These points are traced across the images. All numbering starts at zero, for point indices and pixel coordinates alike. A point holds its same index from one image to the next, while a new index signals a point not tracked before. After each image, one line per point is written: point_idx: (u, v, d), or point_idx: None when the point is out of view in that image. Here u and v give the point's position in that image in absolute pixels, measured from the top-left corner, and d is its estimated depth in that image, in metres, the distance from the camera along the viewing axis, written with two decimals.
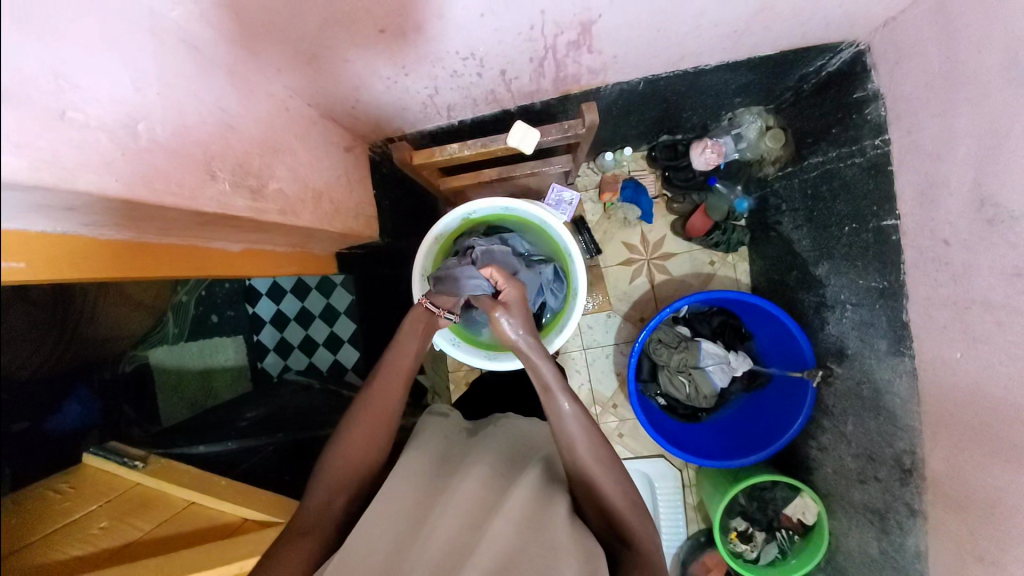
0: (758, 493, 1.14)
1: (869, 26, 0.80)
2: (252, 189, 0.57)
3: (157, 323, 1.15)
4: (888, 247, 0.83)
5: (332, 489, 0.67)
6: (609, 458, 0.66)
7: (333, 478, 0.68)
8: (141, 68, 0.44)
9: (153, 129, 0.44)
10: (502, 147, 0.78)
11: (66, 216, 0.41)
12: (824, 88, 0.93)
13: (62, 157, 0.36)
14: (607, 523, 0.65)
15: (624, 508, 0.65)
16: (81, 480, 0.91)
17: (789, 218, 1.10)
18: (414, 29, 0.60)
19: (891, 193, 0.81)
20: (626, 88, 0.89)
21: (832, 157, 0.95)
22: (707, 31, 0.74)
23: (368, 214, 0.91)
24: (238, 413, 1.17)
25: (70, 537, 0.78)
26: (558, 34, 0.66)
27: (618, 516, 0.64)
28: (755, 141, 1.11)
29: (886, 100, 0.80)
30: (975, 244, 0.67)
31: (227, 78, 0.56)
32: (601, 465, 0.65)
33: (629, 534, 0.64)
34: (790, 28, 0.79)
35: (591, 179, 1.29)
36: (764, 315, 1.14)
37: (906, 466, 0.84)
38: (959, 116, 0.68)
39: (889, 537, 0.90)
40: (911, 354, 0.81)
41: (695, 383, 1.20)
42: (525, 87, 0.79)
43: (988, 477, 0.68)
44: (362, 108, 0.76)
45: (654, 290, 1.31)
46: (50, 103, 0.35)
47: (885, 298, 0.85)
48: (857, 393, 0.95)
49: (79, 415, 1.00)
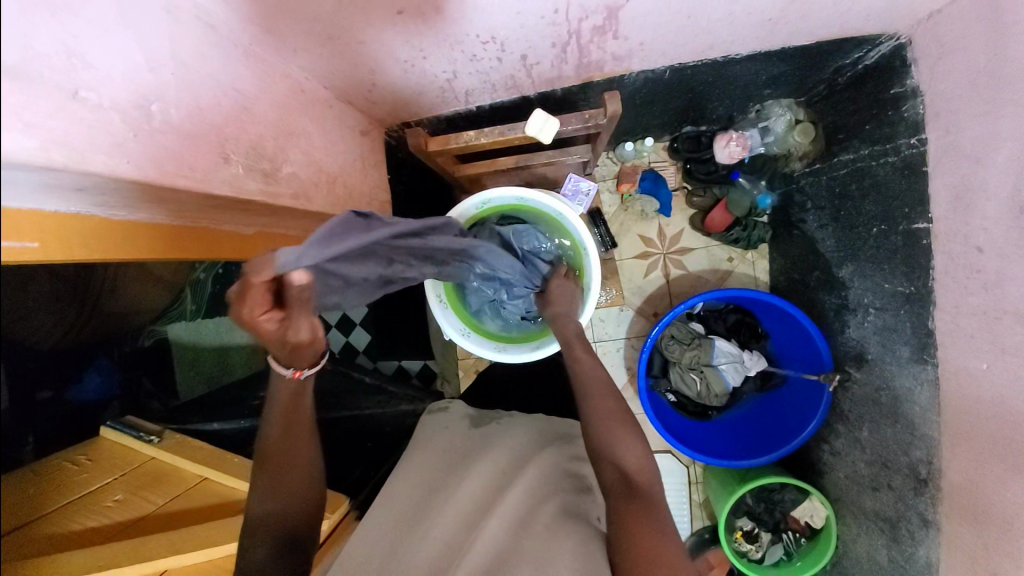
0: (766, 495, 1.12)
1: (910, 18, 0.76)
2: (265, 172, 0.57)
3: (176, 299, 1.15)
4: (918, 251, 0.80)
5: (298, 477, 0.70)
6: (620, 399, 0.69)
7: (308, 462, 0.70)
8: (156, 47, 0.43)
9: (166, 110, 0.43)
10: (520, 135, 0.76)
11: (77, 196, 0.41)
12: (859, 82, 0.89)
13: (74, 137, 0.35)
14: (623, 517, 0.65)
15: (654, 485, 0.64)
16: (99, 452, 0.93)
17: (814, 216, 1.07)
18: (432, 11, 0.58)
19: (925, 194, 0.78)
20: (650, 77, 0.86)
21: (863, 155, 0.91)
22: (738, 19, 0.71)
23: (382, 199, 0.90)
24: (251, 391, 1.19)
25: (86, 509, 0.80)
26: (582, 19, 0.64)
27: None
28: (783, 134, 1.06)
29: (926, 97, 0.77)
30: (1010, 252, 0.64)
31: (243, 58, 0.55)
32: (620, 399, 0.70)
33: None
34: (825, 19, 0.75)
35: (609, 169, 1.26)
36: (781, 315, 1.11)
37: (921, 476, 0.81)
38: (1003, 116, 0.64)
39: (899, 547, 0.88)
40: (934, 363, 0.78)
41: (707, 381, 1.18)
42: (546, 73, 0.77)
43: (1009, 494, 0.66)
44: (379, 91, 0.75)
45: (669, 285, 1.29)
46: (62, 82, 0.35)
47: (911, 304, 0.82)
48: (875, 399, 0.93)
49: (99, 387, 1.04)
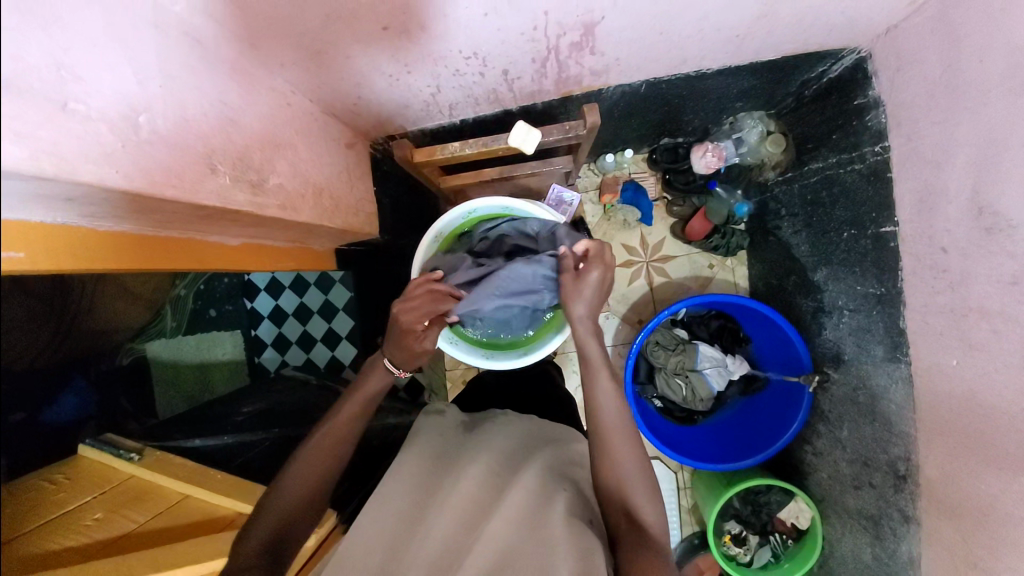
0: (753, 497, 1.14)
1: (870, 33, 0.80)
2: (252, 183, 0.57)
3: (155, 317, 1.16)
4: (886, 254, 0.83)
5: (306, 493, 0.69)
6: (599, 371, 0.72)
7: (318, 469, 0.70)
8: (144, 61, 0.44)
9: (154, 121, 0.44)
10: (503, 146, 0.78)
11: (66, 207, 0.41)
12: (826, 94, 0.93)
13: (64, 148, 0.36)
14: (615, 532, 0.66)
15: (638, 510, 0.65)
16: (77, 473, 0.91)
17: (788, 223, 1.10)
18: (417, 28, 0.60)
19: (890, 200, 0.81)
20: (628, 91, 0.90)
21: (831, 163, 0.95)
22: (708, 35, 0.75)
23: (368, 211, 0.91)
24: (235, 406, 1.18)
25: (64, 528, 0.77)
26: (561, 35, 0.67)
27: (614, 508, 0.66)
28: (756, 145, 1.09)
29: (887, 107, 0.81)
30: (973, 252, 0.67)
31: (230, 73, 0.56)
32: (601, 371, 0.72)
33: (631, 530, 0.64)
34: (791, 34, 0.79)
35: (591, 181, 1.29)
36: (762, 320, 1.14)
37: (900, 472, 0.84)
38: (958, 124, 0.68)
39: (882, 544, 0.90)
40: (907, 361, 0.81)
41: (692, 386, 1.20)
42: (527, 87, 0.79)
43: (983, 485, 0.68)
44: (364, 105, 0.76)
45: (652, 293, 1.32)
46: (52, 94, 0.35)
47: (882, 305, 0.85)
48: (852, 398, 0.96)
49: (75, 407, 1.01)
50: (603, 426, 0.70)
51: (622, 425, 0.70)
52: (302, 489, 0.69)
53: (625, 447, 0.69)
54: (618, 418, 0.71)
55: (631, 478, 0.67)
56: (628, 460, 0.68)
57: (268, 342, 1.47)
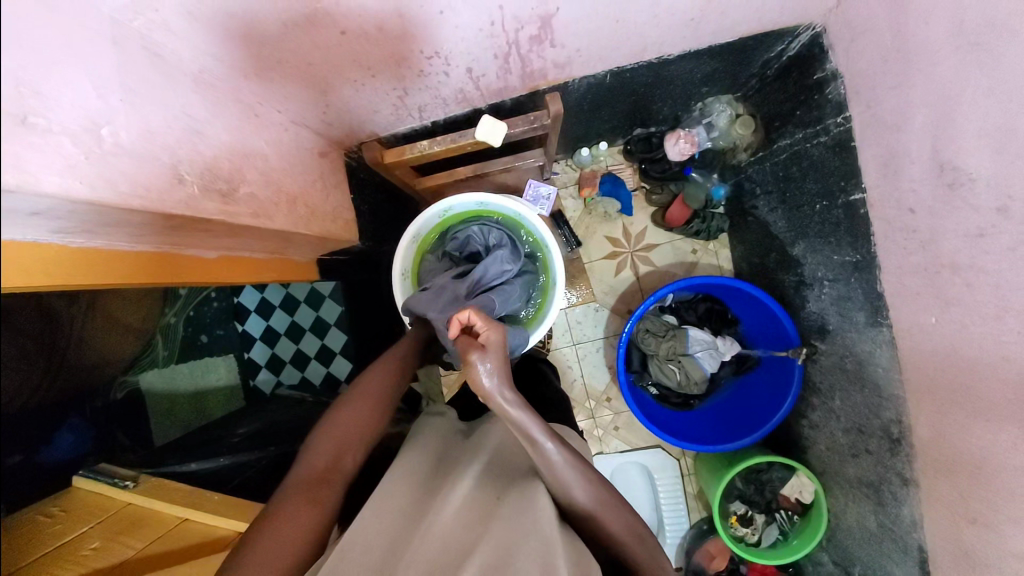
0: (754, 476, 1.14)
1: (822, 7, 0.83)
2: (222, 193, 0.58)
3: (147, 347, 1.18)
4: (859, 221, 0.85)
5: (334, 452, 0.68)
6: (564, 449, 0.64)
7: (338, 430, 0.70)
8: (106, 76, 0.45)
9: (118, 133, 0.45)
10: (470, 142, 0.79)
11: (33, 222, 0.42)
12: (786, 71, 0.96)
13: (25, 159, 0.37)
14: (614, 518, 0.66)
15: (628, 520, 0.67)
16: (72, 504, 0.90)
17: (764, 201, 1.12)
18: (377, 31, 0.61)
19: (856, 167, 0.83)
20: (593, 82, 0.91)
21: (798, 138, 0.97)
22: (663, 21, 0.77)
23: (346, 218, 0.92)
24: (230, 428, 1.18)
25: (63, 560, 0.75)
26: (519, 29, 0.68)
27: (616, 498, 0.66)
28: (726, 128, 1.12)
29: (846, 78, 0.83)
30: (939, 209, 0.69)
31: (193, 86, 0.57)
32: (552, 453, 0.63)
33: (626, 527, 0.66)
34: (744, 15, 0.82)
35: (570, 176, 1.30)
36: (748, 299, 1.15)
37: (894, 436, 0.84)
38: (912, 86, 0.70)
39: (885, 509, 0.90)
40: (889, 324, 0.82)
41: (685, 370, 1.21)
42: (493, 84, 0.81)
43: (972, 438, 0.69)
44: (334, 113, 0.77)
45: (639, 282, 1.33)
46: (12, 109, 0.36)
47: (860, 271, 0.87)
48: (841, 367, 0.96)
49: (73, 445, 1.00)
50: (567, 493, 0.65)
51: (588, 487, 0.65)
52: (331, 449, 0.69)
53: (594, 496, 0.65)
54: (583, 480, 0.65)
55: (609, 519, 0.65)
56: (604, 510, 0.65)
57: (262, 363, 1.41)
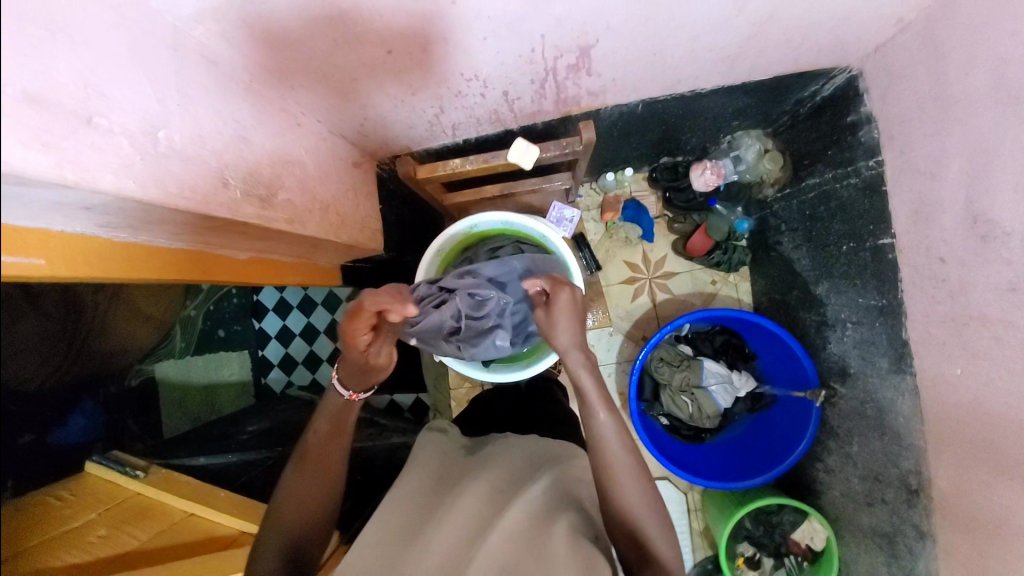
0: (765, 517, 1.10)
1: (859, 52, 0.83)
2: (262, 197, 0.60)
3: (166, 337, 1.17)
4: (886, 265, 0.84)
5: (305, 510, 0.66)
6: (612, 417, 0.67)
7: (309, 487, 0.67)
8: (164, 82, 0.47)
9: (172, 137, 0.47)
10: (502, 162, 0.80)
11: (83, 216, 0.43)
12: (819, 112, 0.96)
13: (86, 158, 0.38)
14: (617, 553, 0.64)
15: (648, 532, 0.64)
16: (81, 490, 0.90)
17: (789, 238, 1.11)
18: (421, 51, 0.63)
19: (886, 211, 0.82)
20: (625, 111, 0.93)
21: (828, 177, 0.96)
22: (700, 56, 0.78)
23: (373, 228, 0.94)
24: (240, 425, 1.19)
25: (66, 544, 0.77)
26: (558, 57, 0.70)
27: (629, 531, 0.65)
28: (754, 162, 1.11)
29: (879, 122, 0.83)
30: (970, 260, 0.68)
31: (242, 93, 0.60)
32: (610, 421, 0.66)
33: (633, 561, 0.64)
34: (781, 54, 0.82)
35: (593, 199, 1.31)
36: (767, 335, 1.14)
37: (912, 488, 0.82)
38: (949, 136, 0.70)
39: (898, 564, 0.87)
40: (912, 373, 0.80)
41: (698, 403, 1.19)
42: (527, 108, 0.82)
43: (995, 498, 0.67)
44: (371, 126, 0.80)
45: (656, 309, 1.32)
46: (78, 109, 0.38)
47: (885, 316, 0.85)
48: (861, 413, 0.94)
49: (84, 429, 1.00)
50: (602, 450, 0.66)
51: (626, 457, 0.65)
52: (304, 506, 0.66)
53: (626, 465, 0.65)
54: (622, 449, 0.66)
55: (637, 499, 0.65)
56: (633, 484, 0.65)
57: (274, 362, 1.47)
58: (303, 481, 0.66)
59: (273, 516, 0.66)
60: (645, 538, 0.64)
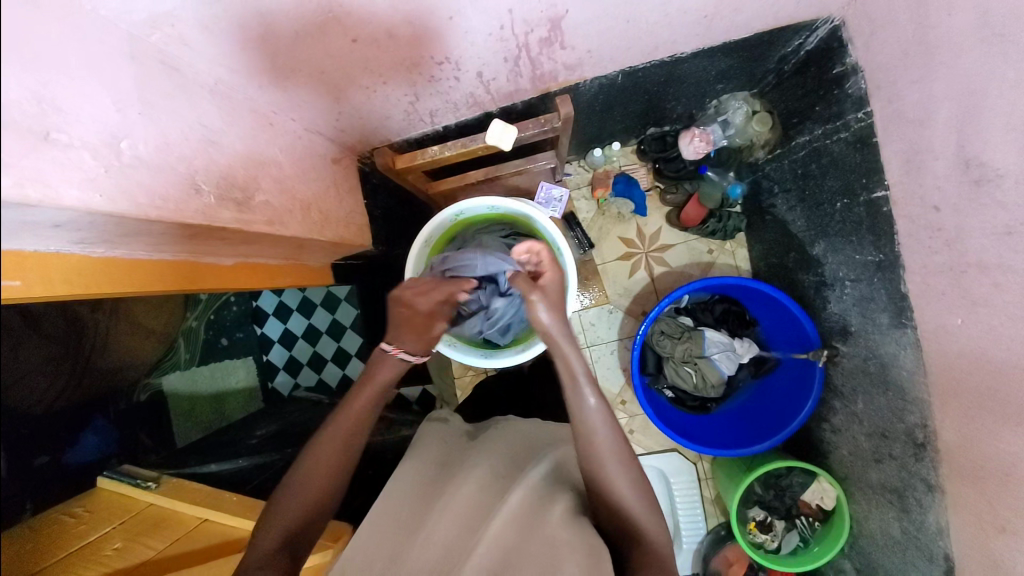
0: (774, 480, 1.11)
1: (840, 1, 0.81)
2: (238, 201, 0.59)
3: (170, 349, 1.19)
4: (881, 219, 0.82)
5: (309, 501, 0.66)
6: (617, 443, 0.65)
7: (313, 476, 0.66)
8: (124, 91, 0.46)
9: (136, 147, 0.46)
10: (481, 145, 0.79)
11: (55, 234, 0.43)
12: (804, 68, 0.93)
13: (47, 174, 0.38)
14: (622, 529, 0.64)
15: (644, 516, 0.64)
16: (95, 504, 0.93)
17: (782, 200, 1.09)
18: (387, 37, 0.62)
19: (879, 164, 0.81)
20: (605, 83, 0.91)
21: (818, 135, 0.94)
22: (676, 19, 0.75)
23: (359, 223, 0.93)
24: (249, 430, 1.20)
25: (85, 559, 0.78)
26: (529, 32, 0.68)
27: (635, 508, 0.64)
28: (742, 126, 1.08)
29: (865, 73, 0.81)
30: (965, 207, 0.66)
31: (209, 96, 0.59)
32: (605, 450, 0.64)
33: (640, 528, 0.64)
34: (760, 11, 0.80)
35: (582, 176, 1.30)
36: (767, 300, 1.12)
37: (918, 441, 0.82)
38: (936, 80, 0.68)
39: (909, 516, 0.87)
40: (913, 326, 0.80)
41: (701, 373, 1.19)
42: (504, 87, 0.81)
43: (1001, 444, 0.66)
44: (346, 119, 0.78)
45: (654, 283, 1.31)
46: (33, 125, 0.37)
47: (883, 271, 0.84)
48: (864, 369, 0.94)
49: (98, 445, 1.01)
50: (590, 439, 0.65)
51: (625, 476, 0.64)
52: (309, 495, 0.66)
53: (613, 455, 0.64)
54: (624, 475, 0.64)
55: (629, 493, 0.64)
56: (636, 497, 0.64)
57: (279, 366, 1.46)
58: (322, 465, 0.67)
59: (280, 508, 0.65)
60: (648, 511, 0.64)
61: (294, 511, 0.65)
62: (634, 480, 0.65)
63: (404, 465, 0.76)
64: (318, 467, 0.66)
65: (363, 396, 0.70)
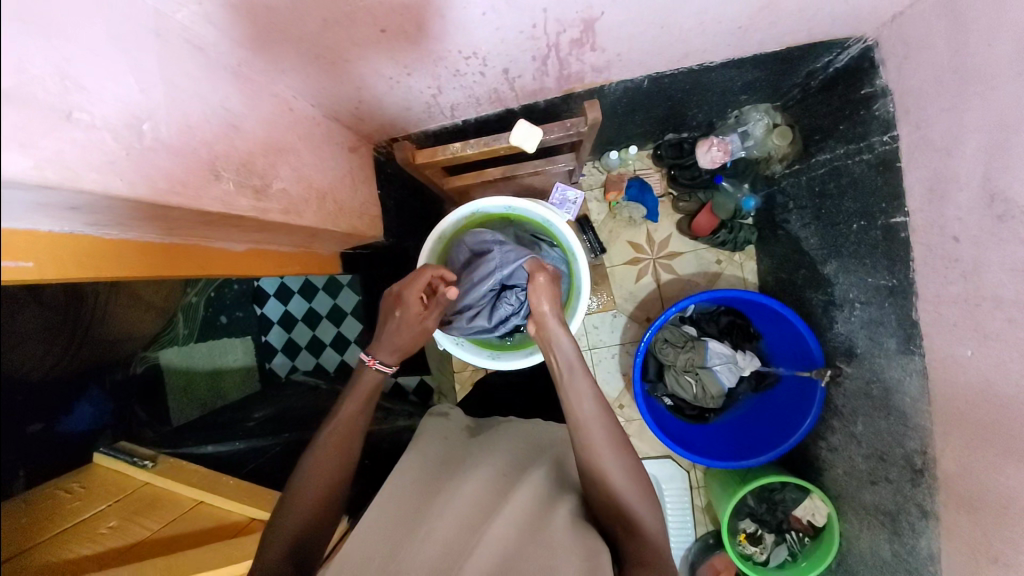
0: (767, 494, 1.13)
1: (875, 21, 0.79)
2: (255, 188, 0.58)
3: (169, 324, 1.15)
4: (898, 244, 0.82)
5: (316, 501, 0.68)
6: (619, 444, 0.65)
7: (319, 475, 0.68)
8: (147, 71, 0.45)
9: (157, 129, 0.45)
10: (504, 145, 0.78)
11: (72, 216, 0.42)
12: (832, 84, 0.92)
13: (67, 156, 0.36)
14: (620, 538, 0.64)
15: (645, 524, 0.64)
16: (91, 480, 0.92)
17: (797, 216, 1.09)
18: (416, 29, 0.60)
19: (900, 189, 0.80)
20: (630, 87, 0.89)
21: (839, 154, 0.94)
22: (709, 28, 0.74)
23: (372, 214, 0.92)
24: (246, 412, 1.20)
25: (79, 538, 0.79)
26: (560, 32, 0.66)
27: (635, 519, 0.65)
28: (762, 138, 1.08)
29: (895, 96, 0.80)
30: (986, 240, 0.66)
31: (230, 79, 0.57)
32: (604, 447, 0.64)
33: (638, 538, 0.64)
34: (794, 25, 0.78)
35: (596, 178, 1.28)
36: (774, 315, 1.12)
37: (917, 467, 0.82)
38: (969, 109, 0.67)
39: (901, 540, 0.88)
40: (921, 353, 0.79)
41: (702, 383, 1.19)
42: (528, 86, 0.79)
43: (1001, 478, 0.67)
44: (366, 108, 0.77)
45: (660, 289, 1.31)
46: (55, 104, 0.36)
47: (895, 296, 0.84)
48: (867, 392, 0.94)
49: (92, 416, 1.00)
50: (588, 434, 0.64)
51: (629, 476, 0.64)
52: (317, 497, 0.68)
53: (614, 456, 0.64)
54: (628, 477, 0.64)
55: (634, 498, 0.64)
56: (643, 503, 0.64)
57: (278, 347, 1.47)
58: (324, 468, 0.68)
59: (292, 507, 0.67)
60: (647, 523, 0.64)
61: (303, 509, 0.67)
62: (638, 484, 0.65)
63: (405, 460, 0.75)
64: (322, 470, 0.68)
65: (354, 403, 0.72)
